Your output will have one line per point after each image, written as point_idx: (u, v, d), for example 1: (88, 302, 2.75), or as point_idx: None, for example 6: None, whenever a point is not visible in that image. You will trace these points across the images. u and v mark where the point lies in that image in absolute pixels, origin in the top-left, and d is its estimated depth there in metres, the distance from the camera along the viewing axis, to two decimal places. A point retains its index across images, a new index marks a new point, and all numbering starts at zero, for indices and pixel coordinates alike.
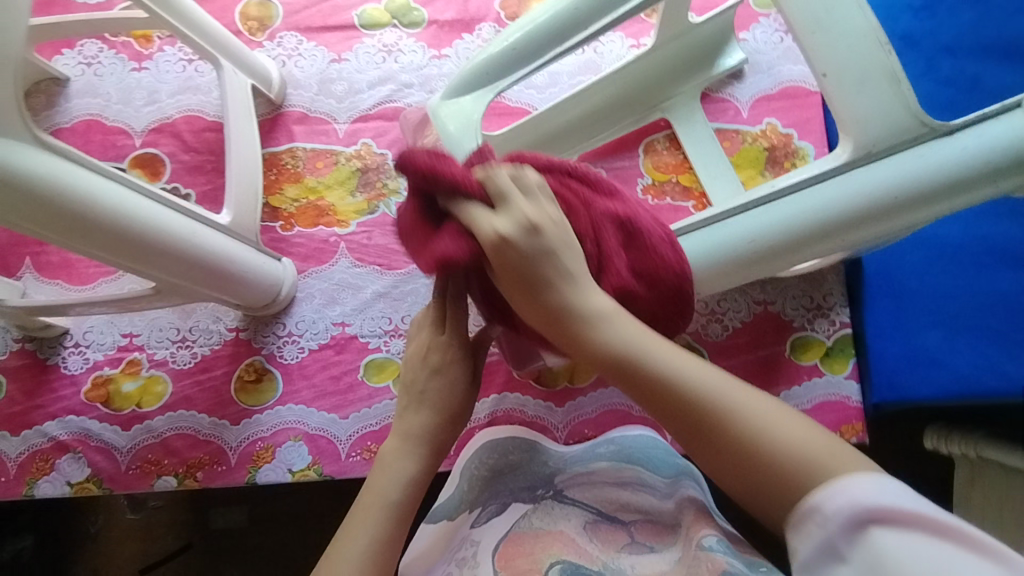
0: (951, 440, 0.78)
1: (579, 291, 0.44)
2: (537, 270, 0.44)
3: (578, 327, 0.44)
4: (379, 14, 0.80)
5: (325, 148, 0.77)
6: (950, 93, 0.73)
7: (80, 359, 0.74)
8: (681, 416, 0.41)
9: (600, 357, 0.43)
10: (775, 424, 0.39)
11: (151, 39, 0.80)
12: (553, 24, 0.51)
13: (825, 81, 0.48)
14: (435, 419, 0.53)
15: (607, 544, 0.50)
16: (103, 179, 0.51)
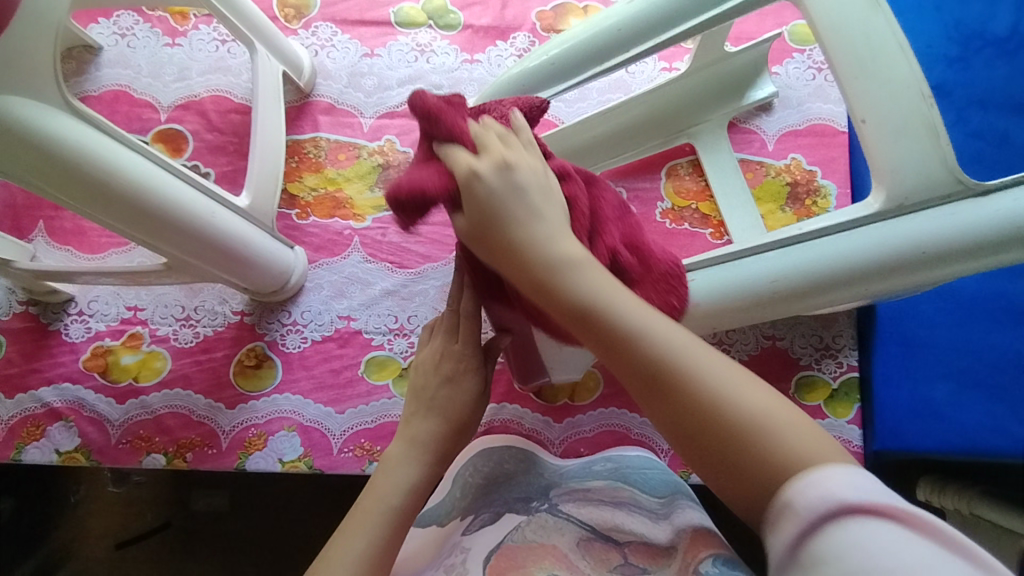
0: (945, 494, 0.78)
1: (546, 233, 0.42)
2: (504, 205, 0.43)
3: (543, 235, 0.42)
4: (416, 13, 0.80)
5: (349, 141, 0.77)
6: (979, 146, 0.73)
7: (82, 327, 0.73)
8: (638, 369, 0.38)
9: (564, 304, 0.41)
10: (742, 392, 0.36)
11: (187, 17, 0.80)
12: (592, 42, 0.51)
13: (863, 127, 0.47)
14: (443, 424, 0.53)
15: (598, 563, 0.47)
16: (130, 151, 0.50)
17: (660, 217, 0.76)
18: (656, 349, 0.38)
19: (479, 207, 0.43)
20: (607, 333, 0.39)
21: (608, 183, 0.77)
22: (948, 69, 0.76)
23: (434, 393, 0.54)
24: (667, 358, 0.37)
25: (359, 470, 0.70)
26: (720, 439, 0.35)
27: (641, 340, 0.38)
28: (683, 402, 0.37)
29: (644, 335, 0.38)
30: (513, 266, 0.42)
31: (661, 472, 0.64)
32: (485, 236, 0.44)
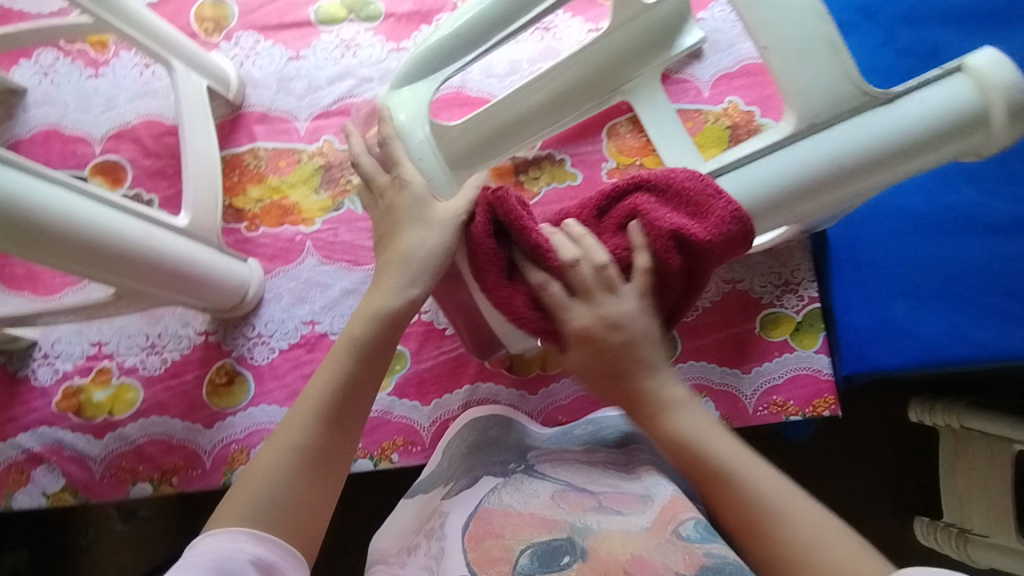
0: (936, 412, 0.79)
1: (658, 380, 0.51)
2: (630, 368, 0.51)
3: (651, 379, 0.51)
4: (335, 9, 0.80)
5: (287, 146, 0.77)
6: (909, 63, 0.73)
7: (50, 370, 0.73)
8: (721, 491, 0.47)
9: (669, 439, 0.50)
10: (775, 493, 0.45)
11: (107, 46, 0.79)
12: (497, 11, 0.54)
13: (767, 54, 0.50)
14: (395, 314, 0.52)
15: (574, 507, 0.51)
16: (55, 186, 0.50)
17: (606, 177, 0.76)
18: (753, 486, 0.46)
19: (604, 364, 0.51)
20: (722, 463, 0.47)
21: (550, 152, 0.78)
22: None
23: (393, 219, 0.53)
24: (723, 468, 0.47)
25: None
26: (762, 523, 0.44)
27: (740, 473, 0.46)
28: (743, 498, 0.45)
29: (737, 483, 0.46)
30: (606, 384, 0.52)
31: None
32: (601, 380, 0.52)
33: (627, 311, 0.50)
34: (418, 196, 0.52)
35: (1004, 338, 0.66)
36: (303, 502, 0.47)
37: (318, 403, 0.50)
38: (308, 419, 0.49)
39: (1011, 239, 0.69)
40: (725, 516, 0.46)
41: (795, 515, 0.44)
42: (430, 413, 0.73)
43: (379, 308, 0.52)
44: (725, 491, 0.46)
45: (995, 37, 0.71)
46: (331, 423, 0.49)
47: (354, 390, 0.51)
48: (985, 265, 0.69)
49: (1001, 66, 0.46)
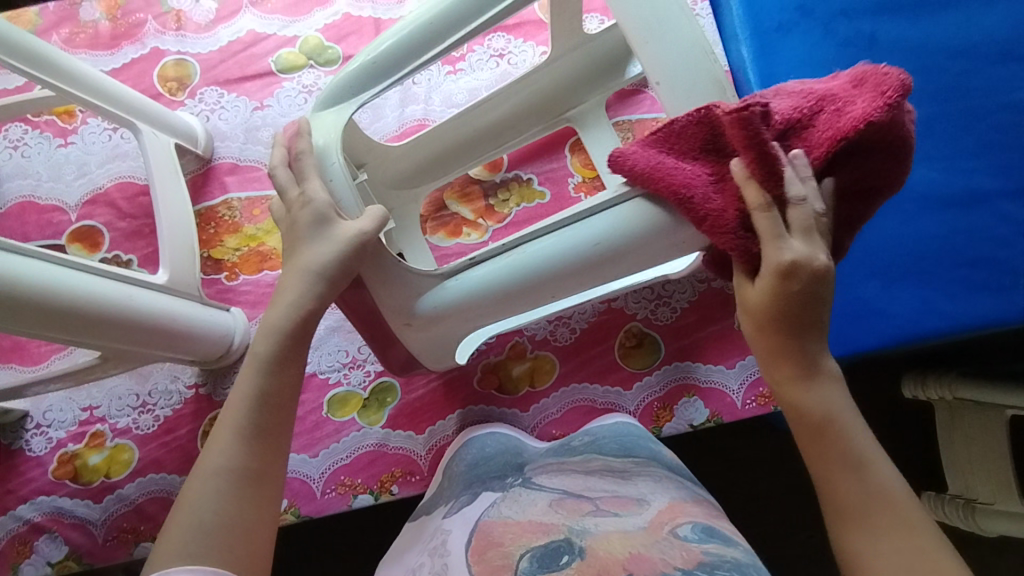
0: (928, 385, 0.80)
1: (816, 344, 0.46)
2: (812, 314, 0.45)
3: (817, 344, 0.46)
4: (295, 57, 0.82)
5: (260, 194, 0.78)
6: (850, 54, 0.74)
7: (43, 439, 0.74)
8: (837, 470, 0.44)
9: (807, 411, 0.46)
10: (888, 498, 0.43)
11: (74, 114, 0.81)
12: (406, 41, 0.54)
13: (659, 89, 0.50)
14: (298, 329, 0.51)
15: (572, 512, 0.51)
16: (37, 260, 0.51)
17: (574, 192, 0.79)
18: (882, 486, 0.44)
19: (775, 304, 0.45)
20: (858, 448, 0.45)
21: (517, 173, 0.80)
22: None
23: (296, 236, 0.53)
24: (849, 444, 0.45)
25: (346, 505, 0.72)
26: (859, 518, 0.43)
27: (874, 467, 0.44)
28: (857, 488, 0.44)
29: (863, 477, 0.44)
30: (807, 330, 0.45)
31: (639, 437, 0.66)
32: (763, 313, 0.46)
33: (795, 253, 0.43)
34: (319, 212, 0.52)
35: (978, 308, 0.65)
36: (243, 522, 0.44)
37: (239, 422, 0.48)
38: (234, 437, 0.47)
39: (971, 211, 0.68)
40: (824, 500, 0.45)
41: (915, 527, 0.42)
42: (426, 440, 0.74)
43: (279, 327, 0.51)
44: (840, 479, 0.44)
45: (930, 20, 0.72)
46: (256, 437, 0.47)
47: (275, 394, 0.49)
48: (950, 240, 0.68)
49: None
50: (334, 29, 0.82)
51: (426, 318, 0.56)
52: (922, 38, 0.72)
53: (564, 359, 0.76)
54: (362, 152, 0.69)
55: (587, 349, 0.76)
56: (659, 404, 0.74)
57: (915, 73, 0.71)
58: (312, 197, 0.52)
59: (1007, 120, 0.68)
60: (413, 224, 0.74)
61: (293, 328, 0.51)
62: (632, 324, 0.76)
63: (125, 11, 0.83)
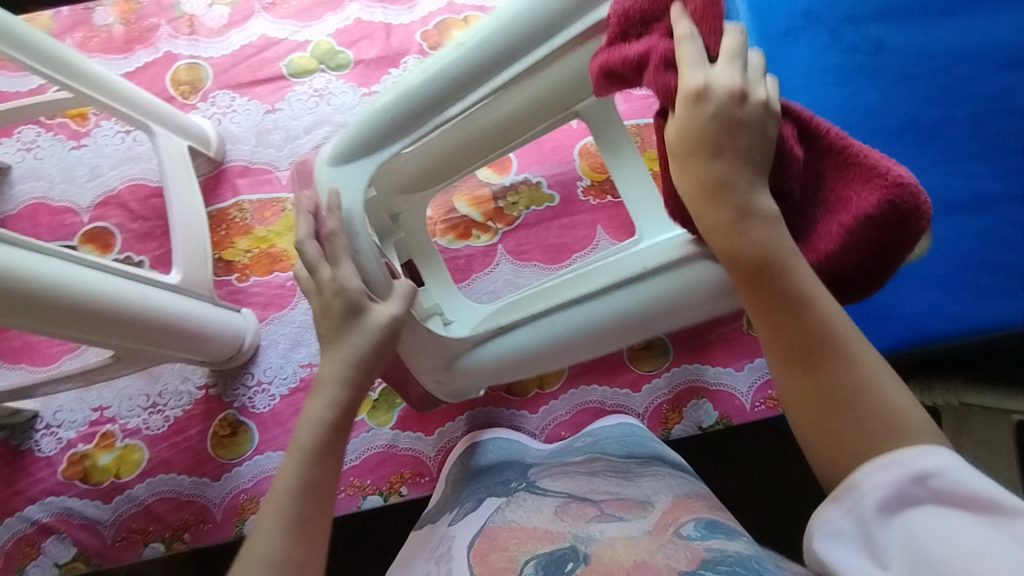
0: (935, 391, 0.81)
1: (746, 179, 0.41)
2: (732, 144, 0.41)
3: (749, 181, 0.41)
4: (306, 61, 0.82)
5: (271, 197, 0.79)
6: (858, 60, 0.72)
7: (54, 439, 0.74)
8: (778, 304, 0.40)
9: (742, 256, 0.41)
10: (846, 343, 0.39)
11: (87, 117, 0.82)
12: (425, 96, 0.51)
13: None
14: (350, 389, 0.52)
15: (576, 518, 0.51)
16: (56, 259, 0.51)
17: (583, 195, 0.79)
18: (826, 320, 0.40)
19: (697, 133, 0.41)
20: (803, 288, 0.40)
21: (527, 177, 0.80)
22: None
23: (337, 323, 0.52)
24: (787, 273, 0.40)
25: (355, 506, 0.72)
26: (810, 358, 0.39)
27: (818, 303, 0.40)
28: (802, 326, 0.40)
29: (808, 313, 0.40)
30: (734, 163, 0.41)
31: (642, 437, 0.66)
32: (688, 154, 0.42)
33: (713, 77, 0.41)
34: (353, 302, 0.51)
35: (987, 311, 0.66)
36: (303, 569, 0.46)
37: (296, 482, 0.48)
38: (275, 530, 0.46)
39: (977, 214, 0.67)
40: (771, 344, 0.41)
41: (858, 357, 0.39)
42: (435, 442, 0.74)
43: (333, 392, 0.51)
44: (783, 322, 0.40)
45: (935, 25, 0.71)
46: (313, 493, 0.48)
47: (330, 453, 0.50)
48: (959, 242, 0.67)
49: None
50: (345, 34, 0.83)
51: (466, 372, 0.63)
52: (928, 44, 0.71)
53: None
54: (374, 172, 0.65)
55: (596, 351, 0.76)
56: (668, 406, 0.74)
57: (921, 80, 0.70)
58: (345, 285, 0.51)
59: (1013, 124, 0.68)
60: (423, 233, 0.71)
61: (347, 394, 0.52)
62: None
63: (138, 16, 0.84)
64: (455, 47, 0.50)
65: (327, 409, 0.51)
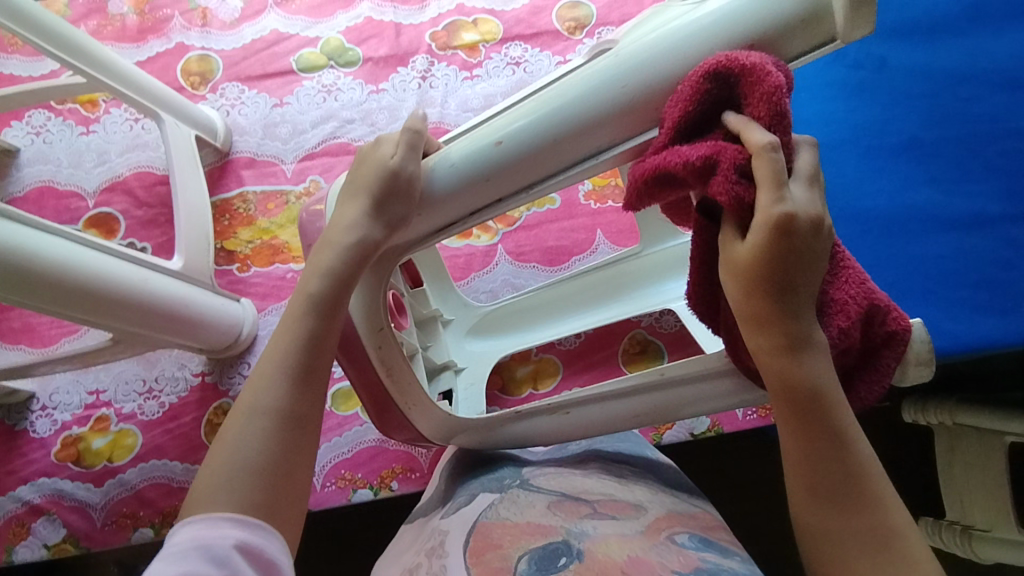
0: (927, 411, 0.80)
1: (807, 309, 0.36)
2: (796, 278, 0.35)
3: (806, 311, 0.36)
4: (316, 57, 0.83)
5: (275, 189, 0.80)
6: (860, 76, 0.74)
7: (48, 421, 0.74)
8: (817, 438, 0.36)
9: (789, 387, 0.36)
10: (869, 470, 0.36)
11: (97, 104, 0.82)
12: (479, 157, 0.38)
13: None
14: (366, 241, 0.42)
15: (569, 514, 0.51)
16: (60, 239, 0.52)
17: (584, 199, 0.80)
18: (860, 464, 0.36)
19: (763, 262, 0.34)
20: (844, 427, 0.37)
21: None
22: None
23: (355, 178, 0.44)
24: (830, 405, 0.36)
25: (345, 499, 0.73)
26: (839, 500, 0.36)
27: (854, 438, 0.37)
28: (836, 465, 0.36)
29: (846, 451, 0.36)
30: (792, 286, 0.35)
31: (637, 444, 0.67)
32: (751, 271, 0.35)
33: (797, 207, 0.33)
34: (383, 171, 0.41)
35: (981, 329, 0.64)
36: (285, 466, 0.39)
37: (285, 363, 0.41)
38: (282, 382, 0.41)
39: (975, 233, 0.67)
40: (805, 478, 0.37)
41: (887, 504, 0.36)
42: None
43: (328, 266, 0.42)
44: (819, 457, 0.36)
45: (939, 46, 0.72)
46: (301, 379, 0.41)
47: (321, 330, 0.42)
48: (954, 261, 0.67)
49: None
50: (355, 32, 0.84)
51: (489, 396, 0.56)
52: (932, 63, 0.72)
53: (567, 362, 0.76)
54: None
55: (591, 354, 0.76)
56: None
57: (923, 98, 0.71)
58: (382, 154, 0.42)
59: (1013, 145, 0.67)
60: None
61: (341, 262, 0.42)
62: (637, 331, 0.76)
63: (153, 6, 0.86)
64: (495, 144, 0.38)
65: (346, 234, 0.42)
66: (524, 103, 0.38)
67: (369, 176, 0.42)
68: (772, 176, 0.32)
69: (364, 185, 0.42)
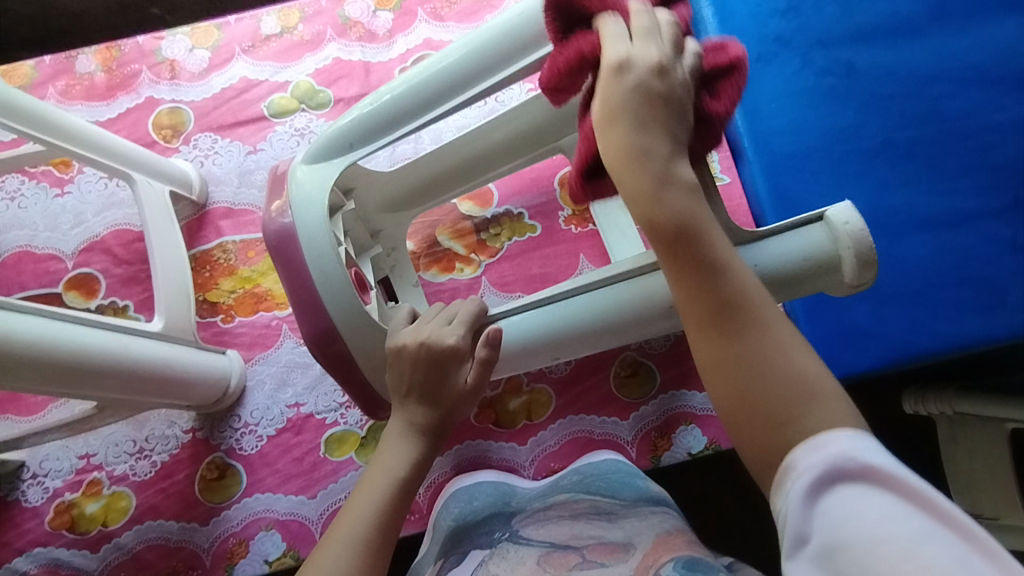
0: (928, 402, 0.79)
1: (676, 165, 0.41)
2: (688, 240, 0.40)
3: (665, 161, 0.40)
4: (287, 101, 0.83)
5: (254, 237, 0.79)
6: (828, 82, 0.76)
7: (40, 489, 0.73)
8: (676, 243, 0.40)
9: (662, 220, 0.40)
10: (771, 324, 0.39)
11: (70, 164, 0.82)
12: (535, 347, 0.55)
13: None
14: (422, 449, 0.54)
15: (558, 568, 0.52)
16: (39, 318, 0.52)
17: (565, 225, 0.80)
18: (739, 283, 0.40)
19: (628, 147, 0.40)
20: (753, 319, 0.39)
21: (508, 208, 0.81)
22: (783, 20, 0.79)
23: (424, 385, 0.53)
24: (699, 224, 0.40)
25: None
26: (809, 399, 0.37)
27: (746, 291, 0.40)
28: (726, 291, 0.39)
29: (743, 343, 0.39)
30: (647, 122, 0.40)
31: (627, 473, 0.66)
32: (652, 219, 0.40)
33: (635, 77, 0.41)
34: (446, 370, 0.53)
35: (966, 327, 0.67)
36: None
37: (358, 532, 0.49)
38: (351, 546, 0.48)
39: (955, 230, 0.69)
40: (690, 314, 0.40)
41: (786, 348, 0.39)
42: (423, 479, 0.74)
43: (410, 459, 0.53)
44: (710, 319, 0.39)
45: (902, 48, 0.74)
46: (374, 549, 0.49)
47: (394, 504, 0.51)
48: (935, 262, 0.69)
49: (855, 216, 0.49)
50: (325, 73, 0.84)
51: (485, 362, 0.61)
52: (896, 66, 0.74)
53: (559, 391, 0.76)
54: (353, 178, 0.67)
55: (582, 380, 0.76)
56: (657, 432, 0.74)
57: (892, 100, 0.73)
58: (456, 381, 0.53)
59: (984, 140, 0.70)
60: (401, 248, 0.76)
61: (423, 452, 0.54)
62: (627, 353, 0.76)
63: (120, 63, 0.85)
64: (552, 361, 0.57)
65: (414, 434, 0.54)
66: (544, 310, 0.55)
67: (448, 399, 0.54)
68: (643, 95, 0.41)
69: (436, 401, 0.54)
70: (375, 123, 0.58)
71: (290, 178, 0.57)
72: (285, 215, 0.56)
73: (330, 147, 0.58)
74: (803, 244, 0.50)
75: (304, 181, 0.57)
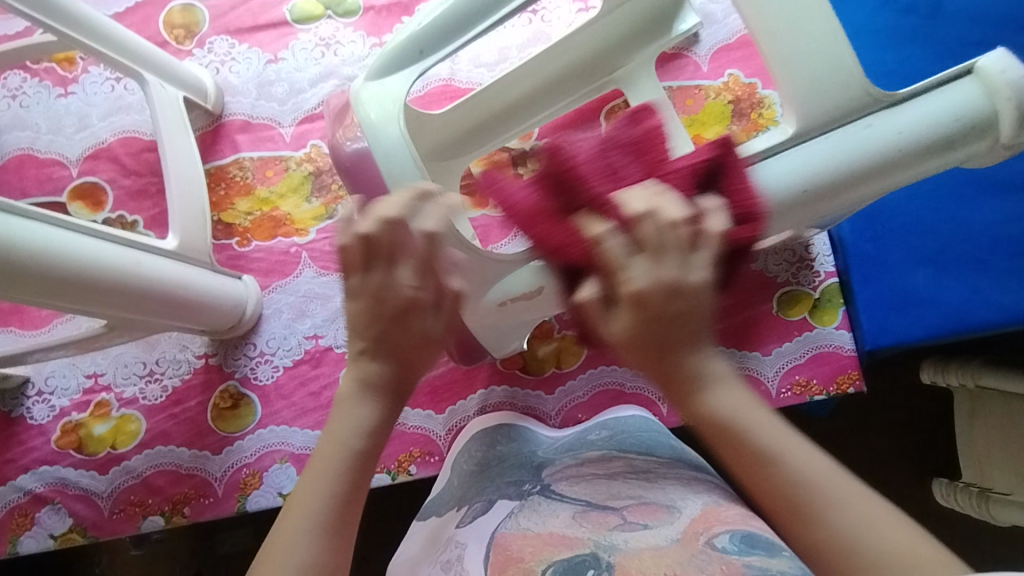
0: (950, 372, 0.76)
1: (711, 385, 0.41)
2: (674, 337, 0.41)
3: (699, 385, 0.41)
4: (312, 6, 0.75)
5: (273, 155, 0.73)
6: (913, 22, 0.68)
7: (46, 406, 0.70)
8: (733, 453, 0.40)
9: (703, 418, 0.41)
10: (796, 455, 0.39)
11: (74, 61, 0.75)
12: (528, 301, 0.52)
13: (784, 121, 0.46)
14: (381, 414, 0.45)
15: (597, 525, 0.45)
16: (43, 225, 0.47)
17: None
18: (800, 471, 0.38)
19: (642, 330, 0.41)
20: (757, 447, 0.39)
21: (549, 141, 0.75)
22: None
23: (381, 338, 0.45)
24: (734, 419, 0.40)
25: None
26: (804, 510, 0.37)
27: (789, 455, 0.39)
28: (783, 483, 0.38)
29: (813, 511, 0.37)
30: (652, 364, 0.41)
31: (657, 434, 0.63)
32: (639, 345, 0.41)
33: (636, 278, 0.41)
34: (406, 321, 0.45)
35: None
36: None
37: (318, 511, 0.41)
38: (310, 534, 0.40)
39: None
40: (739, 466, 0.40)
41: (837, 507, 0.37)
42: (446, 420, 0.71)
43: (364, 425, 0.44)
44: (779, 484, 0.38)
45: None
46: (334, 541, 0.40)
47: (357, 485, 0.43)
48: (1008, 229, 0.64)
49: (1012, 65, 0.42)
50: None
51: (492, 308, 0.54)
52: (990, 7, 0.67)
53: None
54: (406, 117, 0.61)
55: None
56: None
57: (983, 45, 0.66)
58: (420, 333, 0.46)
59: None
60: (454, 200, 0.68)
61: (379, 418, 0.45)
62: None
63: None
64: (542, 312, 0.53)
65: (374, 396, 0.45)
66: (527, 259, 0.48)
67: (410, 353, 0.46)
68: (657, 237, 0.41)
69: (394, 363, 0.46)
70: (446, 26, 0.50)
71: (353, 100, 0.50)
72: (360, 136, 0.49)
73: (395, 59, 0.50)
74: (950, 104, 0.43)
75: (368, 99, 0.49)
